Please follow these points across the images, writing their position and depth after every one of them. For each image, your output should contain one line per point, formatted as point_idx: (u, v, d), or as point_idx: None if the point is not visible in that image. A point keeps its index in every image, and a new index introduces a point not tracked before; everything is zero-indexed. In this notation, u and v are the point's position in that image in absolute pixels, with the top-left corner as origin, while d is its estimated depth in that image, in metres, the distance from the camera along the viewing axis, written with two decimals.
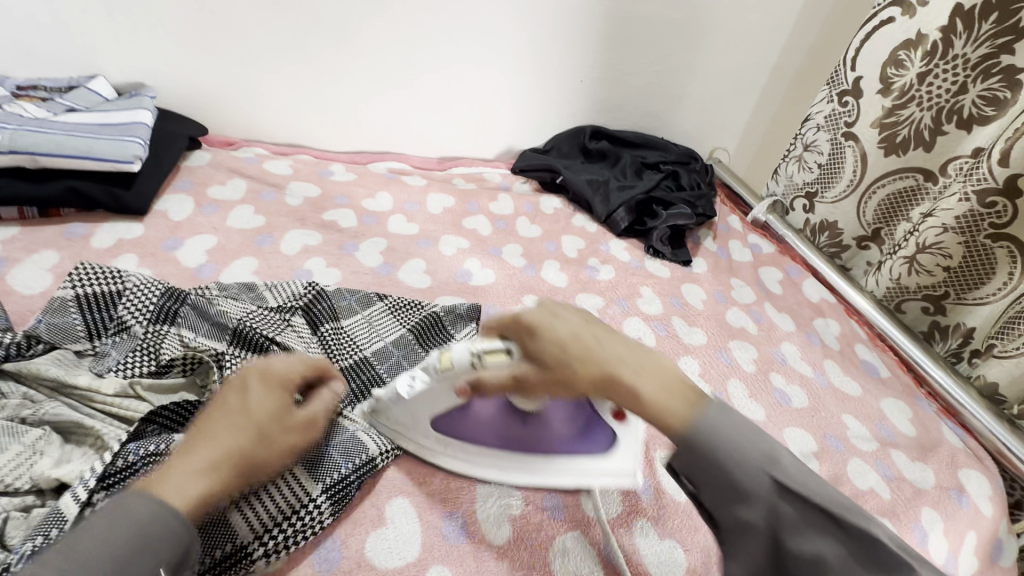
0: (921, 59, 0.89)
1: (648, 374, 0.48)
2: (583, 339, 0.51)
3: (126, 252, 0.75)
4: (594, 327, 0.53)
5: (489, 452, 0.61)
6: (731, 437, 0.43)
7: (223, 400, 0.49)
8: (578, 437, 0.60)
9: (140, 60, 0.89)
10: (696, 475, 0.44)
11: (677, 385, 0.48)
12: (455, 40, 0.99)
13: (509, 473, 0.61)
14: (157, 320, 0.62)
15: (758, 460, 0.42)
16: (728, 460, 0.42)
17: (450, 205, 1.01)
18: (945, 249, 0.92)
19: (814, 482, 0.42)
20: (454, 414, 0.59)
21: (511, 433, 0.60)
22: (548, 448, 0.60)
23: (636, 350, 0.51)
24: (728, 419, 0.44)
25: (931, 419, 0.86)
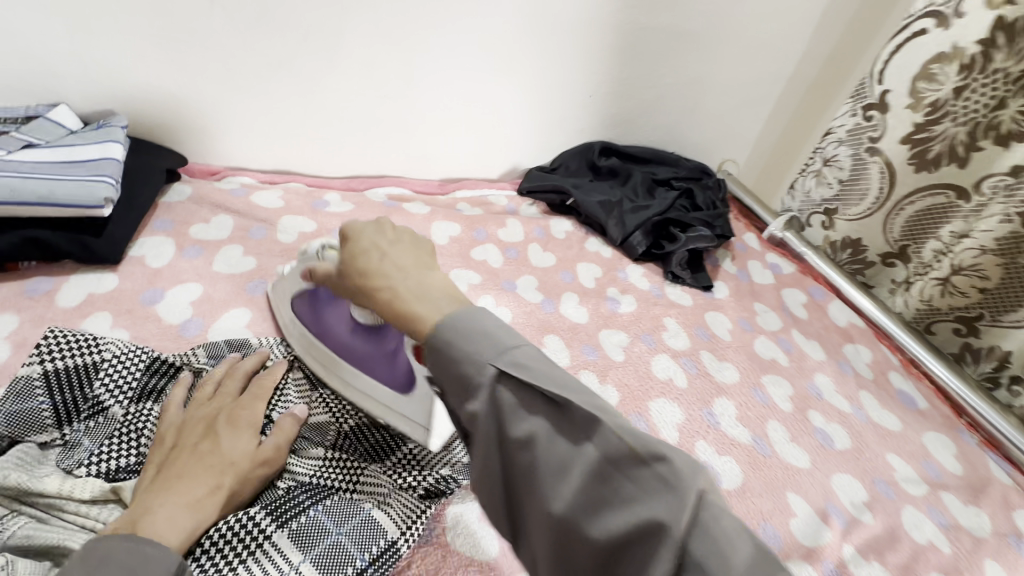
0: (957, 72, 0.84)
1: (423, 287, 0.44)
2: (377, 251, 0.48)
3: (98, 310, 0.66)
4: (407, 243, 0.50)
5: (318, 348, 0.63)
6: (467, 330, 0.38)
7: (190, 442, 0.50)
8: (393, 366, 0.61)
9: (108, 86, 0.79)
10: (441, 372, 0.38)
11: (445, 295, 0.43)
12: (456, 55, 0.90)
13: (325, 373, 0.63)
14: (141, 399, 0.55)
15: (484, 347, 0.36)
16: (453, 345, 0.37)
17: (456, 235, 0.94)
18: (982, 271, 0.88)
19: (540, 364, 0.36)
20: (309, 301, 0.63)
21: (342, 337, 0.62)
22: (363, 361, 0.62)
23: (424, 269, 0.46)
24: (482, 322, 0.38)
25: (976, 454, 0.82)
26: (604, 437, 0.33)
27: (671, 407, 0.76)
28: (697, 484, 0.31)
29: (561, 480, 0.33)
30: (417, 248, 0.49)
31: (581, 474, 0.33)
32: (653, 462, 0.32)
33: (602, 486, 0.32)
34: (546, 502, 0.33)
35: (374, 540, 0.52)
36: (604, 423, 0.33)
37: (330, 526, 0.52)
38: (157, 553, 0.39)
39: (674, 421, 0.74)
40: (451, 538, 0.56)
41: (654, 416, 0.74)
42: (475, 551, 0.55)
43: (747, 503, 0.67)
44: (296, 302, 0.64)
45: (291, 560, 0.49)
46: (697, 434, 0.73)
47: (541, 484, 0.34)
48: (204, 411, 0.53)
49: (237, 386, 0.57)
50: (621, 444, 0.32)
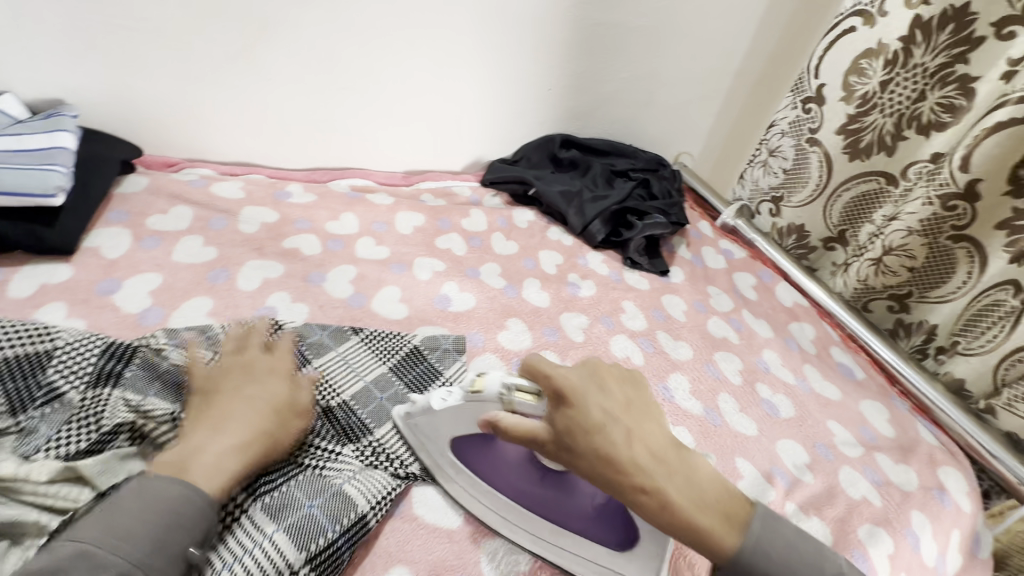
0: (882, 67, 0.92)
1: (692, 489, 0.48)
2: (627, 436, 0.47)
3: (52, 300, 0.65)
4: (645, 417, 0.49)
5: (502, 502, 0.58)
6: (781, 550, 0.48)
7: (227, 387, 0.55)
8: (596, 523, 0.56)
9: (57, 75, 0.78)
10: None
11: (718, 497, 0.48)
12: (416, 47, 0.92)
13: (512, 524, 0.59)
14: (97, 384, 0.54)
15: (808, 564, 0.48)
16: (757, 563, 0.47)
17: (421, 224, 0.95)
18: (910, 251, 0.94)
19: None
20: (479, 443, 0.57)
21: (527, 488, 0.57)
22: (558, 514, 0.57)
23: (683, 455, 0.49)
24: (776, 532, 0.49)
25: (906, 418, 0.89)
26: None
27: None
28: None
29: None
30: (649, 416, 0.50)
31: None
32: None
33: None
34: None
35: (346, 512, 0.53)
36: None
37: (301, 498, 0.53)
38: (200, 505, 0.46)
39: None
40: (418, 508, 0.59)
41: None
42: (441, 519, 0.58)
43: None
44: (459, 446, 0.58)
45: (264, 530, 0.50)
46: None
47: None
48: (231, 360, 0.58)
49: (263, 348, 0.60)
50: None
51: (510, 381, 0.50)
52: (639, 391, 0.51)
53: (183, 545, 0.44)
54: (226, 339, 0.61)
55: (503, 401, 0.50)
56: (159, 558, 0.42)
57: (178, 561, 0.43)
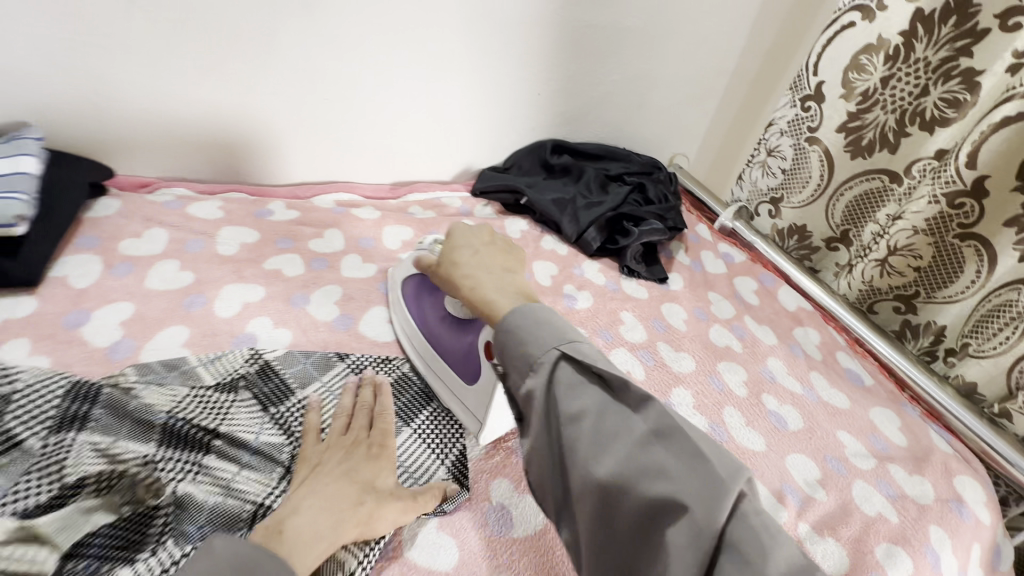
0: (883, 62, 0.89)
1: (500, 286, 0.51)
2: (471, 256, 0.57)
3: (13, 336, 0.61)
4: (497, 252, 0.58)
5: (412, 326, 0.72)
6: (536, 320, 0.44)
7: (334, 463, 0.54)
8: (465, 360, 0.66)
9: (18, 96, 0.74)
10: (504, 352, 0.44)
11: (517, 291, 0.51)
12: (398, 55, 0.89)
13: (415, 350, 0.72)
14: (61, 428, 0.50)
15: (551, 335, 0.42)
16: (518, 332, 0.43)
17: (409, 238, 0.92)
18: (915, 250, 0.92)
19: (599, 354, 0.42)
20: (416, 283, 0.72)
21: (432, 321, 0.69)
22: (442, 347, 0.68)
23: (506, 273, 0.54)
24: (540, 312, 0.45)
25: (918, 425, 0.86)
26: (657, 416, 0.39)
27: None
28: (733, 479, 0.36)
29: (609, 445, 0.38)
30: (502, 254, 0.57)
31: (632, 442, 0.38)
32: (702, 457, 0.36)
33: (646, 459, 0.37)
34: (589, 467, 0.38)
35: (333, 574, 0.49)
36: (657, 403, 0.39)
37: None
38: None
39: None
40: (409, 550, 0.54)
41: None
42: (434, 561, 0.54)
43: None
44: (405, 283, 0.74)
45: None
46: None
47: (589, 450, 0.38)
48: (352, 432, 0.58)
49: (366, 420, 0.59)
50: (674, 426, 0.38)
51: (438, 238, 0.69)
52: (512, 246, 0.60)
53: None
54: (208, 375, 0.61)
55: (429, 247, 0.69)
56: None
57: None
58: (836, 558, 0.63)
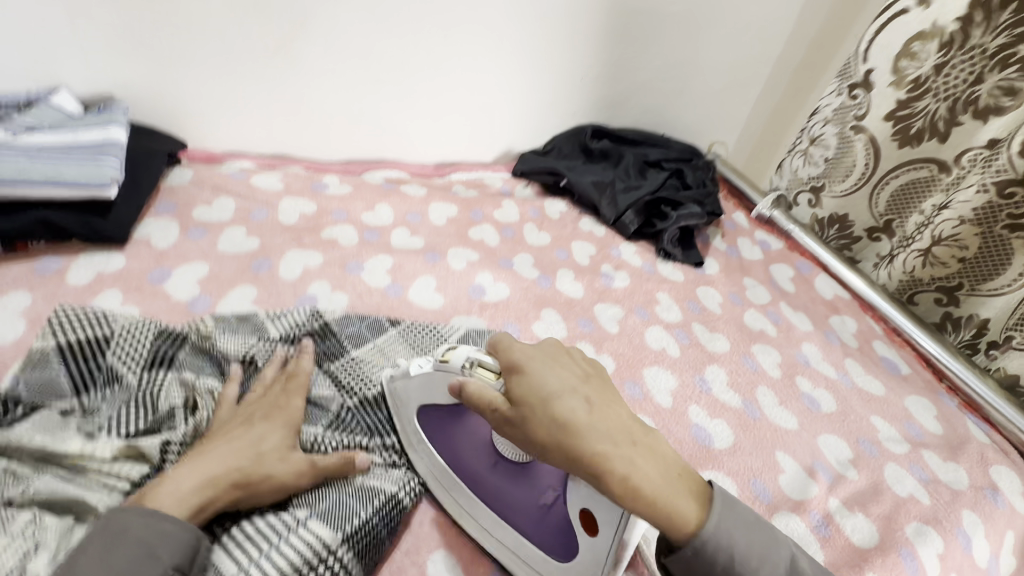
0: (936, 50, 0.87)
1: (666, 475, 0.44)
2: (582, 417, 0.45)
3: (107, 288, 0.69)
4: (608, 402, 0.48)
5: (453, 480, 0.56)
6: (741, 529, 0.43)
7: (228, 428, 0.53)
8: (545, 522, 0.53)
9: (108, 72, 0.81)
10: (702, 569, 0.42)
11: (680, 476, 0.45)
12: (452, 38, 0.92)
13: (461, 512, 0.56)
14: (153, 366, 0.58)
15: (770, 561, 0.42)
16: (734, 551, 0.42)
17: (454, 216, 0.96)
18: (961, 241, 0.90)
19: (815, 566, 0.44)
20: (446, 418, 0.56)
21: (483, 471, 0.55)
22: (507, 507, 0.54)
23: (646, 431, 0.47)
24: (753, 532, 0.43)
25: (955, 414, 0.86)
26: None
27: (665, 374, 0.79)
28: None
29: None
30: (612, 395, 0.49)
31: None
32: None
33: None
34: None
35: (375, 495, 0.53)
36: None
37: (358, 506, 0.52)
38: (174, 530, 0.43)
39: (667, 387, 0.77)
40: None
41: (648, 381, 0.77)
42: None
43: (737, 460, 0.70)
44: (429, 420, 0.57)
45: (298, 519, 0.50)
46: (689, 399, 0.76)
47: None
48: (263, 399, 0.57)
49: (281, 385, 0.59)
50: None
51: (475, 355, 0.52)
52: (597, 368, 0.52)
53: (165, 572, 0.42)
54: (275, 327, 0.65)
55: (465, 372, 0.51)
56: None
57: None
58: (865, 532, 0.65)
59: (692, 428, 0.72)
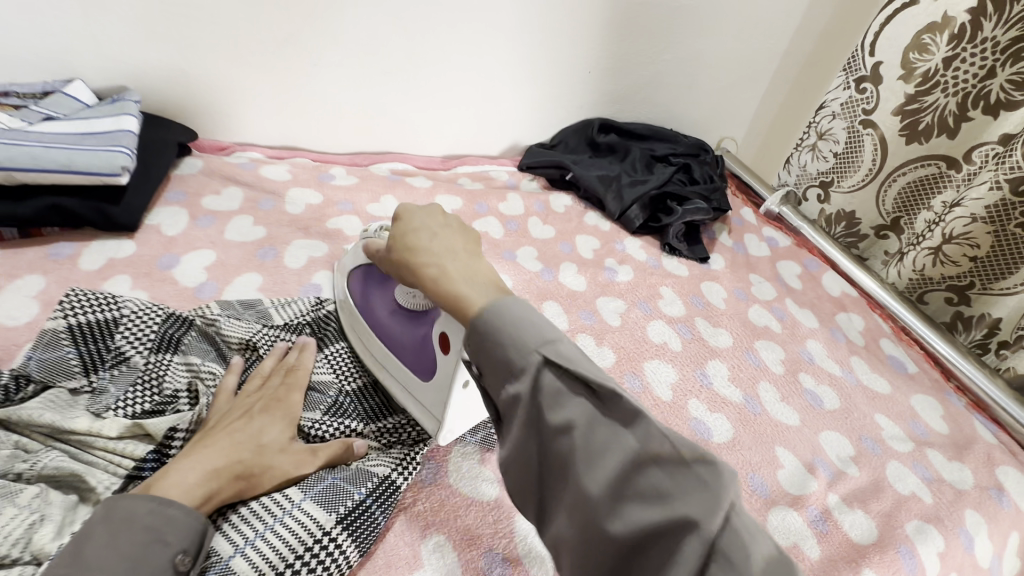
0: (947, 42, 0.85)
1: (467, 274, 0.45)
2: (422, 237, 0.49)
3: (118, 273, 0.70)
4: (455, 231, 0.50)
5: (360, 321, 0.65)
6: (512, 318, 0.39)
7: (229, 420, 0.53)
8: (418, 353, 0.59)
9: (121, 63, 0.82)
10: (479, 355, 0.40)
11: (486, 280, 0.45)
12: (458, 31, 0.92)
13: (364, 346, 0.66)
14: (160, 349, 0.59)
15: (531, 335, 0.38)
16: (496, 332, 0.39)
17: (459, 208, 0.97)
18: (973, 239, 0.88)
19: (584, 359, 0.37)
20: (363, 275, 0.66)
21: (381, 315, 0.63)
22: (393, 342, 0.61)
23: (473, 255, 0.47)
24: (521, 312, 0.39)
25: (962, 414, 0.85)
26: (647, 433, 0.34)
27: (666, 367, 0.79)
28: (723, 497, 0.31)
29: (597, 455, 0.34)
30: (466, 230, 0.50)
31: (616, 457, 0.34)
32: (690, 465, 0.32)
33: (626, 485, 0.33)
34: (581, 484, 0.34)
35: (369, 478, 0.54)
36: (648, 419, 0.34)
37: (351, 486, 0.53)
38: (181, 516, 0.44)
39: (667, 380, 0.77)
40: (455, 480, 0.59)
41: (648, 374, 0.77)
42: (477, 493, 0.59)
43: (736, 454, 0.70)
44: (353, 276, 0.67)
45: (292, 500, 0.51)
46: (689, 393, 0.76)
47: (574, 467, 0.35)
48: (260, 392, 0.57)
49: (280, 380, 0.59)
50: (662, 444, 0.33)
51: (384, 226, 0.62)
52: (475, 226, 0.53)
53: (171, 558, 0.42)
54: (281, 314, 0.67)
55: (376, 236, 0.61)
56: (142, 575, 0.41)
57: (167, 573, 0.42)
58: (864, 528, 0.65)
59: (692, 421, 0.72)
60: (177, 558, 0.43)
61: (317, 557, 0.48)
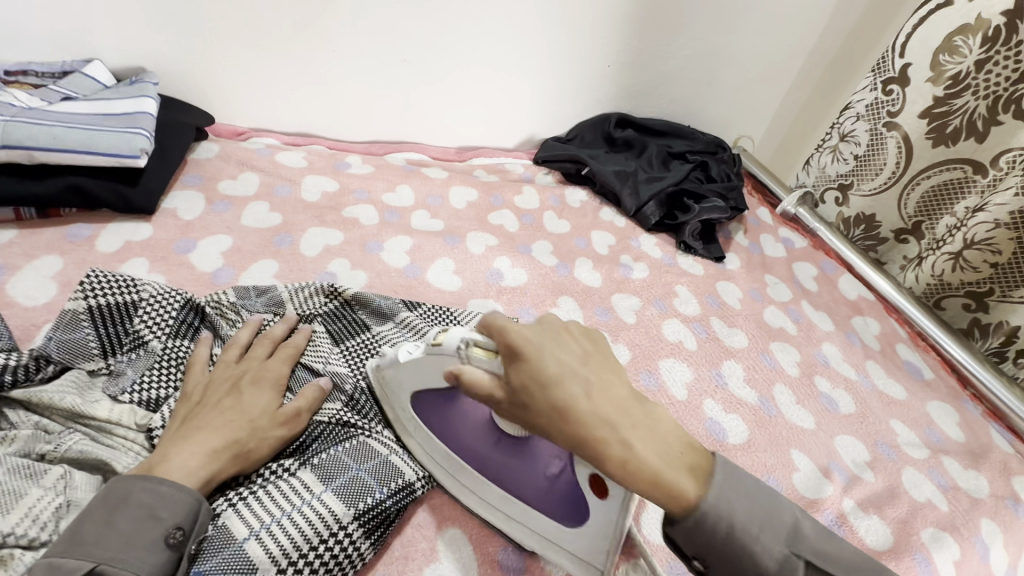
0: (980, 44, 0.83)
1: (664, 450, 0.39)
2: (581, 399, 0.39)
3: (135, 256, 0.70)
4: (602, 370, 0.42)
5: (456, 461, 0.55)
6: (759, 513, 0.38)
7: (217, 398, 0.52)
8: (551, 494, 0.50)
9: (142, 44, 0.81)
10: (712, 554, 0.38)
11: (681, 448, 0.39)
12: (480, 21, 0.91)
13: (461, 483, 0.56)
14: (178, 335, 0.59)
15: (775, 534, 0.37)
16: (748, 529, 0.37)
17: (474, 200, 0.96)
18: (995, 245, 0.86)
19: (830, 544, 0.37)
20: (441, 403, 0.54)
21: (484, 450, 0.53)
22: (507, 480, 0.52)
23: (644, 405, 0.41)
24: (756, 499, 0.38)
25: (978, 423, 0.84)
26: None
27: (681, 366, 0.78)
28: None
29: None
30: (613, 370, 0.42)
31: None
32: None
33: None
34: None
35: (395, 477, 0.54)
36: None
37: (375, 483, 0.52)
38: (173, 492, 0.44)
39: (683, 379, 0.76)
40: None
41: (664, 373, 0.76)
42: None
43: (752, 456, 0.69)
44: (420, 400, 0.55)
45: (313, 489, 0.51)
46: (705, 393, 0.75)
47: None
48: (245, 369, 0.56)
49: (264, 350, 0.59)
50: None
51: (466, 336, 0.46)
52: (597, 341, 0.44)
53: (161, 533, 0.43)
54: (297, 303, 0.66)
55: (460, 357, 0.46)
56: (133, 549, 0.41)
57: (160, 547, 0.42)
58: (879, 534, 0.64)
59: (707, 422, 0.72)
60: (169, 532, 0.43)
61: (330, 549, 0.48)
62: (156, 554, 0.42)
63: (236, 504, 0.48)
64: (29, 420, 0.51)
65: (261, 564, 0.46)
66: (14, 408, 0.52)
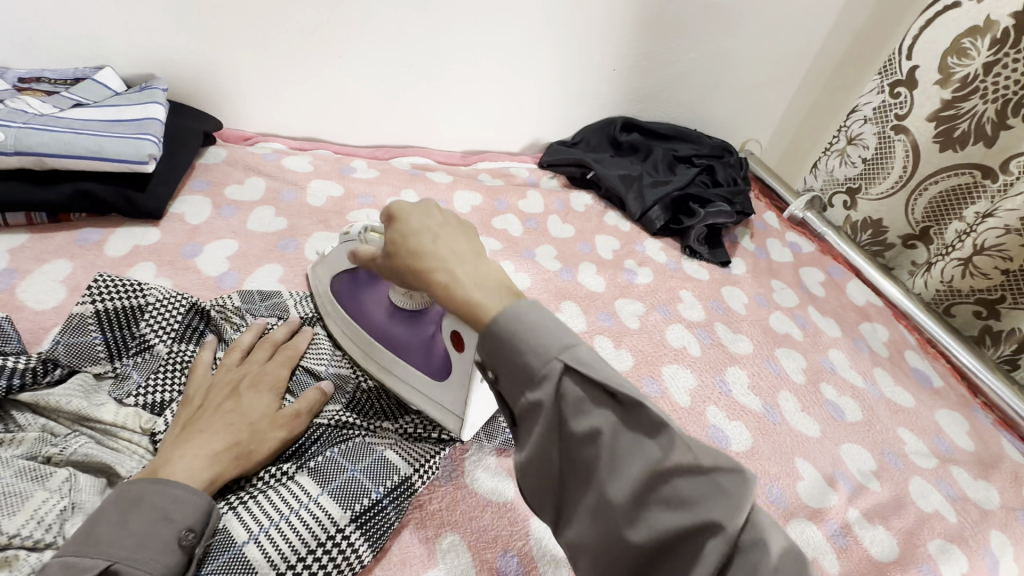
0: (989, 46, 0.81)
1: (479, 281, 0.41)
2: (424, 243, 0.43)
3: (143, 260, 0.71)
4: (459, 233, 0.45)
5: (362, 334, 0.64)
6: (536, 327, 0.38)
7: (217, 403, 0.52)
8: (428, 354, 0.58)
9: (151, 51, 0.83)
10: (497, 362, 0.39)
11: (500, 286, 0.41)
12: (484, 27, 0.91)
13: (363, 350, 0.64)
14: (183, 339, 0.61)
15: (548, 346, 0.37)
16: (523, 340, 0.37)
17: (478, 204, 0.96)
18: (1005, 252, 0.85)
19: (601, 364, 0.37)
20: (351, 281, 0.63)
21: (381, 319, 0.61)
22: (400, 345, 0.61)
23: (479, 257, 0.43)
24: (545, 323, 0.38)
25: (989, 432, 0.83)
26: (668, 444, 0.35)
27: (684, 372, 0.77)
28: (743, 494, 0.33)
29: (623, 460, 0.35)
30: (470, 236, 0.45)
31: (636, 463, 0.35)
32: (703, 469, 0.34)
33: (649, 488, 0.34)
34: (603, 489, 0.35)
35: (389, 475, 0.54)
36: (669, 430, 0.35)
37: (370, 485, 0.53)
38: (185, 495, 0.45)
39: (686, 386, 0.76)
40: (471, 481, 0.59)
41: (666, 380, 0.76)
42: (491, 494, 0.59)
43: (755, 463, 0.69)
44: (336, 280, 0.65)
45: (309, 493, 0.51)
46: (707, 400, 0.75)
47: (599, 474, 0.36)
48: (246, 372, 0.56)
49: (265, 353, 0.59)
50: (681, 450, 0.34)
51: (368, 226, 0.57)
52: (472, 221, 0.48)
53: (173, 534, 0.43)
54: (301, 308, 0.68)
55: (361, 239, 0.56)
56: (146, 550, 0.42)
57: (173, 548, 0.43)
58: (885, 546, 0.63)
59: (709, 428, 0.71)
60: (181, 533, 0.44)
61: (328, 553, 0.49)
62: (168, 555, 0.43)
63: (236, 508, 0.49)
64: (35, 422, 0.52)
65: (261, 568, 0.46)
66: (22, 410, 0.53)
